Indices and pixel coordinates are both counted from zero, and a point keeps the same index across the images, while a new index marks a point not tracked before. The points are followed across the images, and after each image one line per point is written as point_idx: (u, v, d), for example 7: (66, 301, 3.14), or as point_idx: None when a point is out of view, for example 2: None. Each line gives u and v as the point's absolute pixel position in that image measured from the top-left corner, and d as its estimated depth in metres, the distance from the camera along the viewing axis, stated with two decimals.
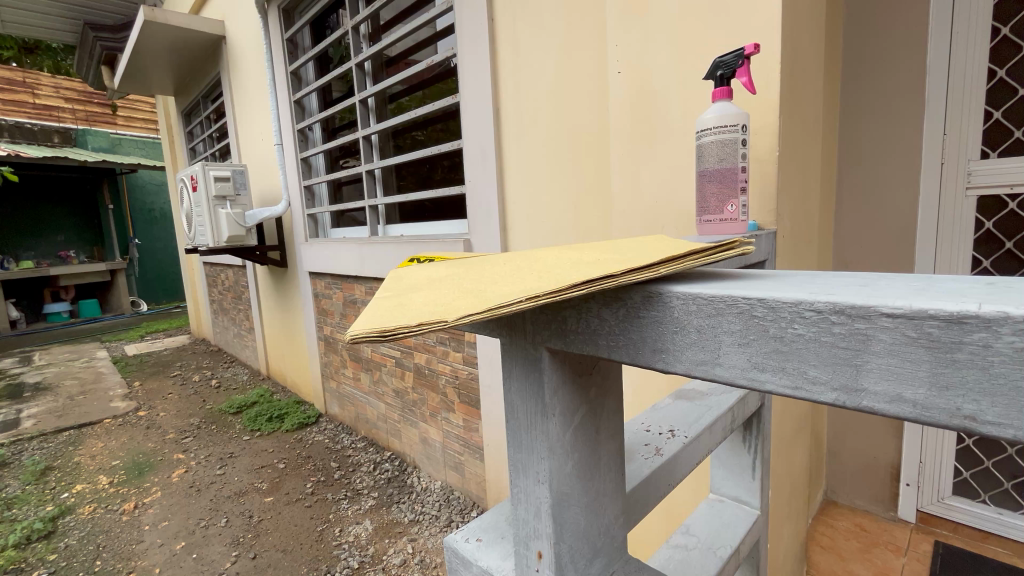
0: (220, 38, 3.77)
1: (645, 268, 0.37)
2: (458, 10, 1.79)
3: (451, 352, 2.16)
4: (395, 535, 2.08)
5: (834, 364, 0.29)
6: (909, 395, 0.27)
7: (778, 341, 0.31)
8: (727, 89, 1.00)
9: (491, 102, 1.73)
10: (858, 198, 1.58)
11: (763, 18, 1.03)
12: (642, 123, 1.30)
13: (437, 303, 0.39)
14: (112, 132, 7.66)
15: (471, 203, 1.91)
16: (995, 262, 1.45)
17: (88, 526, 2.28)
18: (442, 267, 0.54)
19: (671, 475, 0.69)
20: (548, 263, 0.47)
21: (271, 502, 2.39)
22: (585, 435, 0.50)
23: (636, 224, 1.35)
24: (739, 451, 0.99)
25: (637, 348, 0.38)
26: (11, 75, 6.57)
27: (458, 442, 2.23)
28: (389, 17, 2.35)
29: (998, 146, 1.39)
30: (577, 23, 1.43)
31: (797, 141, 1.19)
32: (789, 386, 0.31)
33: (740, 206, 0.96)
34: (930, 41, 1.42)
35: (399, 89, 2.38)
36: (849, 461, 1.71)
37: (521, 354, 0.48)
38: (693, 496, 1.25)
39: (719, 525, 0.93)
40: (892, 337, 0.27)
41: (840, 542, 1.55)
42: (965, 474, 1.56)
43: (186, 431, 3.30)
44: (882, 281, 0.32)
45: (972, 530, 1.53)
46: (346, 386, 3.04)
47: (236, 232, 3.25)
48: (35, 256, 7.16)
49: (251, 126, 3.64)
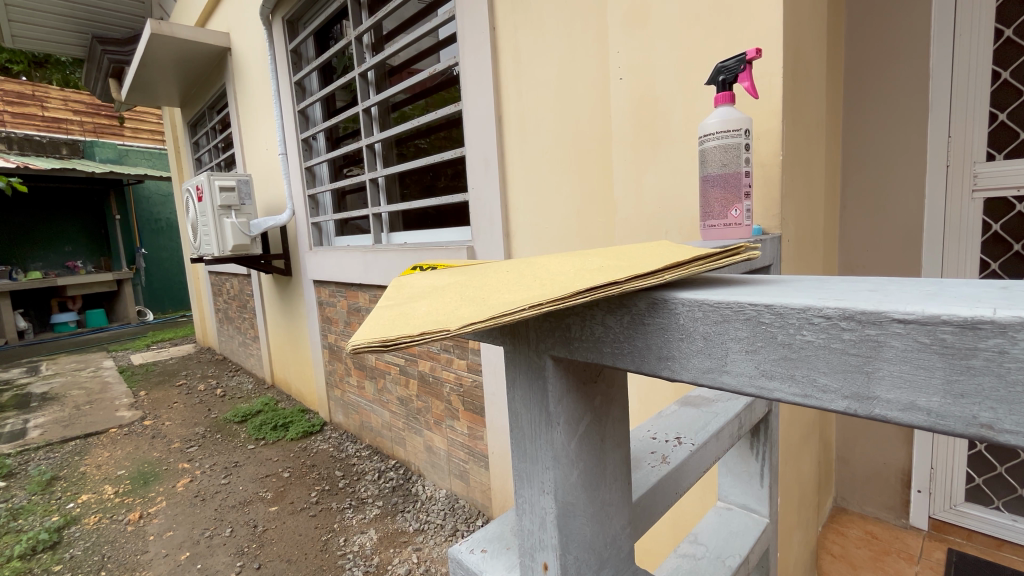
0: (225, 50, 3.81)
1: (649, 275, 0.37)
2: (459, 18, 1.80)
3: (455, 359, 2.16)
4: (400, 544, 2.06)
5: (845, 371, 0.28)
6: (923, 403, 0.26)
7: (786, 348, 0.30)
8: (729, 94, 1.00)
9: (493, 109, 1.74)
10: (863, 201, 1.57)
11: (764, 24, 1.04)
12: (645, 129, 1.30)
13: (442, 312, 0.39)
14: (119, 145, 7.72)
15: (474, 210, 1.91)
16: (1004, 265, 1.43)
17: (93, 536, 2.28)
18: (445, 275, 0.54)
19: (677, 484, 0.68)
20: (552, 271, 0.46)
21: (276, 511, 2.38)
22: (591, 444, 0.49)
23: (639, 229, 1.35)
24: (746, 459, 0.98)
25: (642, 355, 0.38)
26: (20, 88, 6.71)
27: (462, 450, 2.22)
28: (392, 27, 2.37)
29: (1005, 147, 1.38)
30: (578, 32, 1.44)
31: (800, 145, 1.18)
32: (798, 395, 0.30)
33: (744, 211, 0.95)
34: (933, 46, 1.42)
35: (403, 97, 2.40)
36: (859, 468, 1.69)
37: (525, 363, 0.47)
38: (700, 502, 1.24)
39: (726, 533, 0.91)
40: (905, 344, 0.26)
41: (851, 550, 1.52)
42: (978, 480, 1.54)
43: (191, 440, 3.30)
44: (892, 287, 0.32)
45: (986, 537, 1.51)
46: (351, 395, 3.03)
47: (241, 241, 3.28)
48: (43, 266, 7.24)
49: (255, 135, 3.67)
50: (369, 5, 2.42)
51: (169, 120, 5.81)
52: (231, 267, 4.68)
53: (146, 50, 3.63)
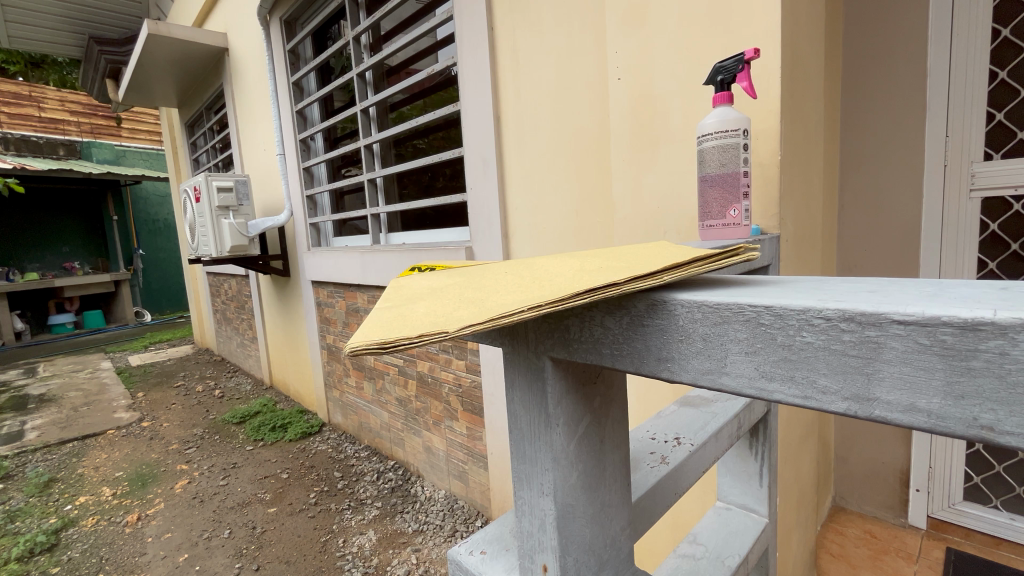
0: (222, 50, 3.81)
1: (648, 277, 0.36)
2: (458, 18, 1.80)
3: (454, 360, 2.16)
4: (399, 545, 2.06)
5: (845, 373, 0.28)
6: (923, 404, 0.26)
7: (786, 350, 0.30)
8: (727, 94, 1.00)
9: (491, 109, 1.74)
10: (862, 201, 1.57)
11: (763, 25, 1.04)
12: (644, 129, 1.30)
13: (441, 313, 0.39)
14: (117, 145, 7.70)
15: (472, 210, 1.90)
16: (1001, 264, 1.44)
17: (91, 538, 2.27)
18: (444, 276, 0.54)
19: (676, 484, 0.68)
20: (551, 272, 0.46)
21: (274, 512, 2.38)
22: (590, 445, 0.49)
23: (639, 229, 1.35)
24: (746, 459, 0.98)
25: (642, 357, 0.38)
26: (17, 89, 6.68)
27: (461, 450, 2.22)
28: (390, 27, 2.37)
29: (1002, 147, 1.39)
30: (577, 31, 1.44)
31: (798, 145, 1.18)
32: (798, 396, 0.30)
33: (742, 211, 0.95)
34: (931, 46, 1.42)
35: (400, 98, 2.40)
36: (858, 467, 1.69)
37: (524, 364, 0.47)
38: (700, 502, 1.24)
39: (726, 533, 0.91)
40: (905, 345, 0.26)
41: (849, 549, 1.53)
42: (976, 479, 1.54)
43: (189, 442, 3.29)
44: (892, 288, 0.31)
45: (984, 536, 1.51)
46: (350, 396, 3.03)
47: (239, 241, 3.27)
48: (40, 267, 7.21)
49: (253, 136, 3.66)
50: (367, 5, 2.42)
51: (166, 121, 5.79)
52: (229, 267, 4.66)
53: (143, 50, 3.62)
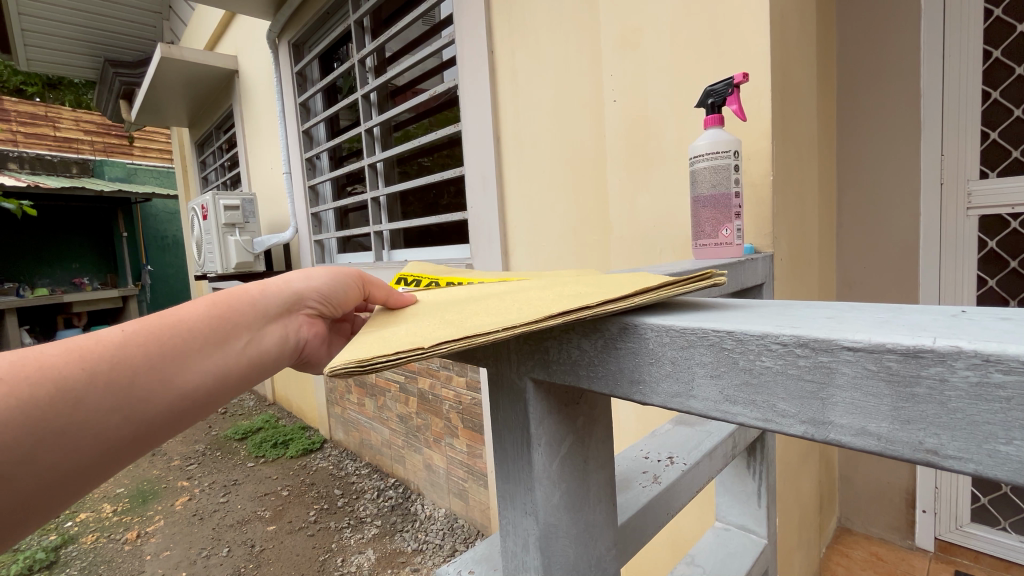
0: (232, 72, 3.90)
1: (620, 300, 0.38)
2: (459, 43, 1.85)
3: (455, 377, 2.17)
4: (397, 565, 2.04)
5: (801, 397, 0.29)
6: (873, 428, 0.27)
7: (747, 374, 0.31)
8: (718, 116, 1.01)
9: (492, 128, 1.77)
10: (859, 217, 1.58)
11: (751, 51, 1.07)
12: (639, 149, 1.32)
13: (420, 335, 0.40)
14: (129, 163, 7.85)
15: (473, 227, 1.93)
16: (1001, 282, 1.44)
17: (90, 555, 2.26)
18: (432, 297, 0.55)
19: (669, 504, 0.68)
20: (531, 294, 0.47)
21: (273, 530, 2.37)
22: (573, 465, 0.49)
23: (636, 248, 1.36)
24: (744, 478, 0.98)
25: (616, 378, 0.39)
26: (34, 109, 6.89)
27: (461, 468, 2.22)
28: (395, 49, 2.43)
29: (997, 166, 1.40)
30: (573, 54, 1.48)
31: (791, 163, 1.20)
32: (759, 419, 0.31)
33: (734, 231, 0.97)
34: (922, 67, 1.45)
35: (406, 117, 2.43)
36: (862, 487, 1.67)
37: (507, 385, 0.49)
38: (699, 523, 1.23)
39: (724, 554, 0.91)
40: (854, 370, 0.27)
41: (856, 572, 1.49)
42: (983, 500, 1.52)
43: (191, 458, 3.30)
44: (850, 313, 0.33)
45: (993, 559, 1.48)
46: (351, 412, 3.02)
47: (245, 258, 3.32)
48: (50, 283, 7.27)
49: (261, 154, 3.73)
50: (372, 29, 2.49)
51: (178, 140, 5.91)
52: None
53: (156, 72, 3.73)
